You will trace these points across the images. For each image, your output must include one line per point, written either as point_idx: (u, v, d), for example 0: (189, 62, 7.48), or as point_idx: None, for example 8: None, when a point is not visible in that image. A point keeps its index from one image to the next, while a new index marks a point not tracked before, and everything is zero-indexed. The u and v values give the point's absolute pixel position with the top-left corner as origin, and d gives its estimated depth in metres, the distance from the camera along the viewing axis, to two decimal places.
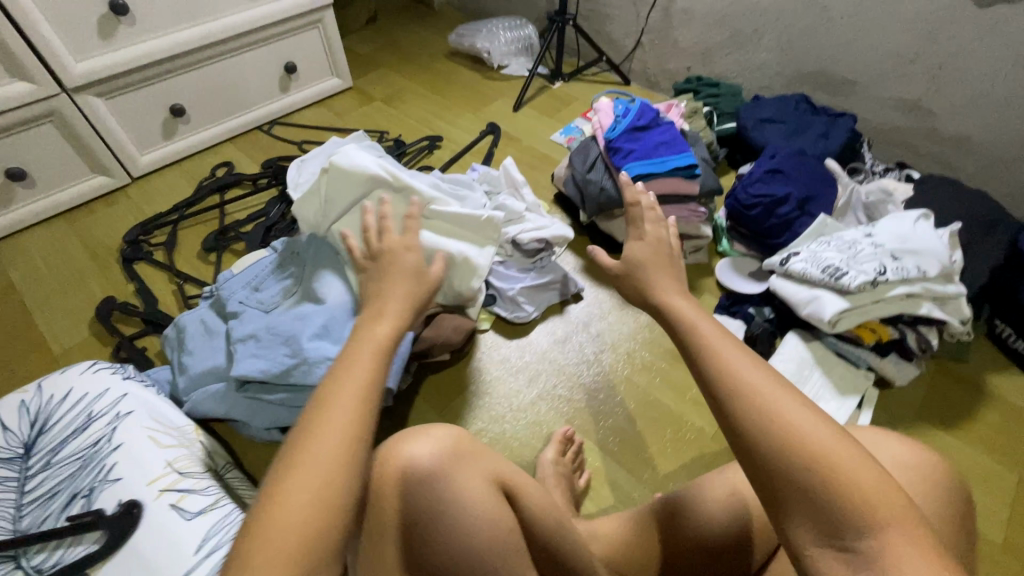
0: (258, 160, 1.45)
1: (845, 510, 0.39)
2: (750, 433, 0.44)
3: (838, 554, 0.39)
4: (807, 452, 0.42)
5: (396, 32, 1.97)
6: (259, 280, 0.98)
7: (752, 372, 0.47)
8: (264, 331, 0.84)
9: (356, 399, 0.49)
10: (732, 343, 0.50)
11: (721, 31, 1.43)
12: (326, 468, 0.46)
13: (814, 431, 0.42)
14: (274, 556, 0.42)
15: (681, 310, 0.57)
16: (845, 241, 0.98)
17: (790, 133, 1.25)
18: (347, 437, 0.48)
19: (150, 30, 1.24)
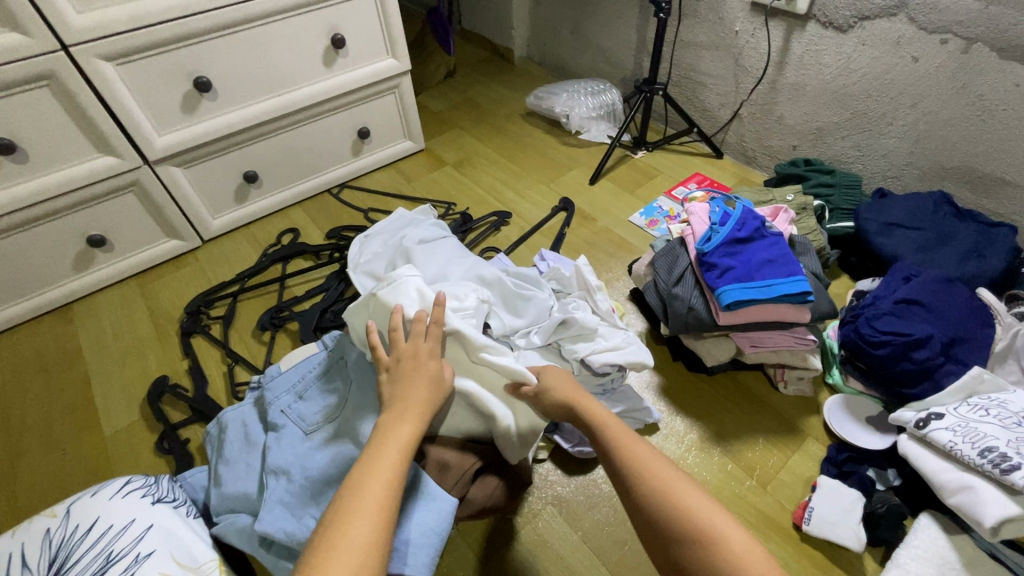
0: (323, 227, 1.43)
1: None
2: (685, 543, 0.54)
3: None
4: (723, 549, 0.52)
5: (473, 89, 1.92)
6: (304, 387, 0.92)
7: (682, 485, 0.58)
8: (297, 472, 0.81)
9: (379, 488, 0.55)
10: (665, 462, 0.61)
11: (838, 111, 1.24)
12: (358, 556, 0.49)
13: (740, 536, 0.53)
14: None
15: (614, 431, 0.66)
16: (1011, 412, 0.77)
17: (927, 245, 1.03)
18: (376, 524, 0.52)
19: (231, 103, 1.24)
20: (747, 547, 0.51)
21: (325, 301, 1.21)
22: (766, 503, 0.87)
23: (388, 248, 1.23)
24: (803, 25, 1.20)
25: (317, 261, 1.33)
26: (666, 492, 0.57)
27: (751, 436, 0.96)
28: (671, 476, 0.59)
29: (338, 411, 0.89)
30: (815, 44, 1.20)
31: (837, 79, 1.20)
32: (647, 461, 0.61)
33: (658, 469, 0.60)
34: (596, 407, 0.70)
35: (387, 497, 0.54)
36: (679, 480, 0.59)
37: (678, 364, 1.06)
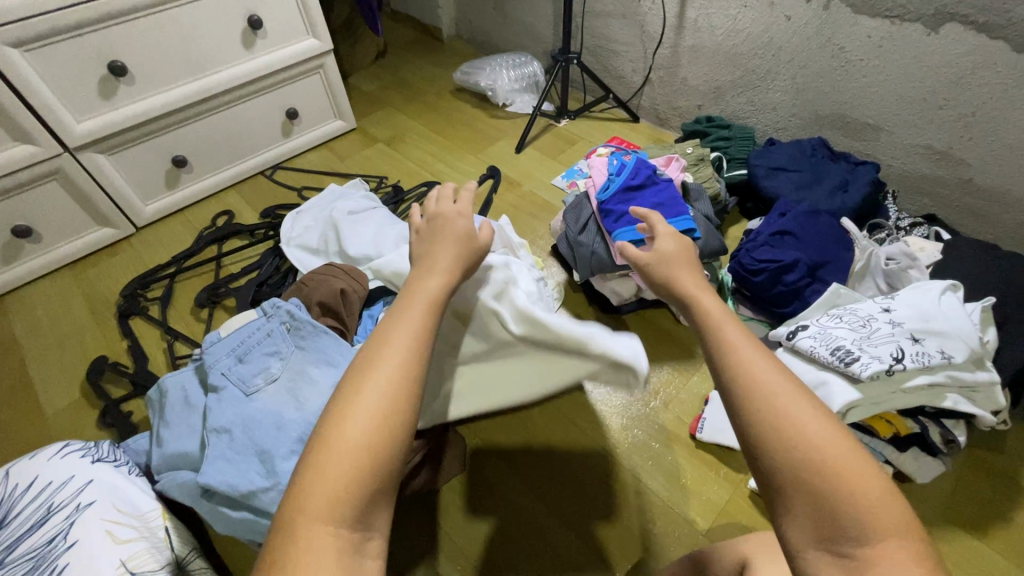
0: (258, 208, 1.46)
1: (839, 510, 0.43)
2: (760, 437, 0.48)
3: (832, 556, 0.43)
4: (793, 442, 0.46)
5: (404, 68, 1.96)
6: (245, 349, 0.92)
7: (771, 376, 0.50)
8: (239, 429, 0.82)
9: (411, 339, 0.57)
10: (758, 349, 0.53)
11: (731, 69, 1.35)
12: (390, 394, 0.53)
13: (823, 440, 0.46)
14: (337, 466, 0.49)
15: (712, 313, 0.59)
16: (859, 317, 0.90)
17: (805, 185, 1.16)
18: (405, 369, 0.55)
19: (151, 87, 1.26)
20: (837, 458, 0.45)
21: (261, 275, 1.25)
22: (667, 419, 0.99)
23: (320, 221, 1.29)
24: None
25: (253, 239, 1.37)
26: (769, 385, 0.50)
27: (656, 363, 1.07)
28: (776, 370, 0.51)
29: (279, 371, 0.90)
30: (706, 8, 1.30)
31: (727, 40, 1.31)
32: (740, 347, 0.53)
33: (749, 353, 0.53)
34: (693, 281, 0.65)
35: (416, 347, 0.57)
36: (785, 376, 0.51)
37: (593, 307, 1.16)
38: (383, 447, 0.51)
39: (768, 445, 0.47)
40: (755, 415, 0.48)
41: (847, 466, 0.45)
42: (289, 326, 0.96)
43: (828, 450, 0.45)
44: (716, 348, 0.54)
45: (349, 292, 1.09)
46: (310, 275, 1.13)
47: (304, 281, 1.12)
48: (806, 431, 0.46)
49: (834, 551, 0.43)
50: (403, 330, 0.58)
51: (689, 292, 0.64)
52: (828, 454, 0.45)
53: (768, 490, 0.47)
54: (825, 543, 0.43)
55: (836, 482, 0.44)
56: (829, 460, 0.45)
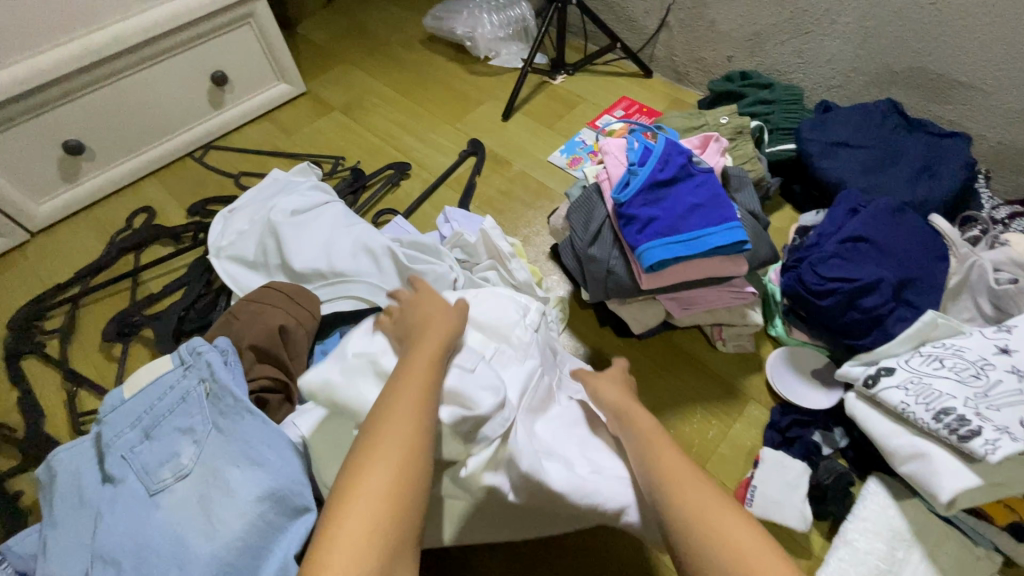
0: (184, 202, 1.17)
1: None
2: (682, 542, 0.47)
3: None
4: (711, 546, 0.46)
5: (363, 12, 1.61)
6: (153, 426, 0.69)
7: (684, 473, 0.52)
8: (130, 562, 0.59)
9: (417, 398, 0.52)
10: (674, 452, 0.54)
11: (777, 9, 1.05)
12: (404, 454, 0.48)
13: (738, 538, 0.46)
14: (350, 532, 0.43)
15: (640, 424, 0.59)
16: (969, 361, 0.67)
17: (876, 167, 0.90)
18: (417, 427, 0.50)
19: (15, 51, 0.95)
20: (742, 538, 0.46)
21: (186, 297, 0.99)
22: None
23: (257, 224, 1.01)
24: None
25: (178, 246, 1.10)
26: (679, 474, 0.52)
27: (688, 406, 0.84)
28: (680, 458, 0.54)
29: (193, 464, 0.67)
30: None
31: None
32: (659, 450, 0.55)
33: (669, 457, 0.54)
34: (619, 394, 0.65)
35: (429, 403, 0.53)
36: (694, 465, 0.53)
37: (606, 329, 0.93)
38: (410, 496, 0.46)
39: (680, 536, 0.47)
40: (670, 509, 0.49)
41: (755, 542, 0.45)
42: (207, 389, 0.72)
43: (738, 525, 0.47)
44: (643, 459, 0.54)
45: (293, 327, 0.84)
46: (241, 303, 0.88)
47: (234, 312, 0.86)
48: (716, 505, 0.48)
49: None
50: (413, 375, 0.54)
51: (619, 406, 0.63)
52: (732, 530, 0.46)
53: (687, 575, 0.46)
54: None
55: (739, 564, 0.44)
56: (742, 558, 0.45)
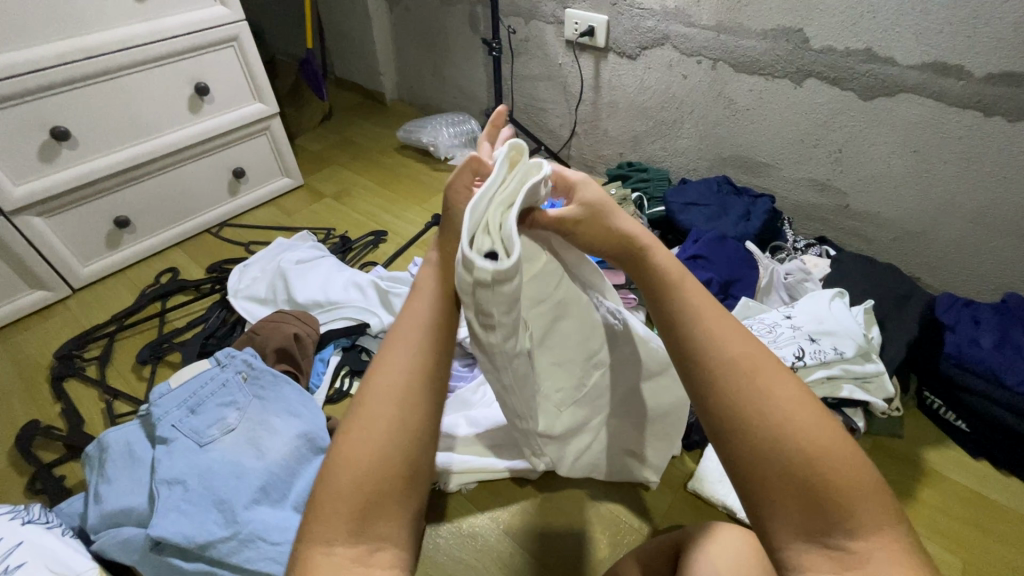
0: (203, 264, 1.47)
1: (824, 497, 0.41)
2: (744, 445, 0.44)
3: (826, 553, 0.41)
4: (785, 447, 0.43)
5: (350, 129, 2.07)
6: (198, 400, 0.90)
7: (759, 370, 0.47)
8: (195, 479, 0.81)
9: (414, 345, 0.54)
10: (737, 337, 0.49)
11: (644, 121, 1.53)
12: (391, 399, 0.51)
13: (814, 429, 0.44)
14: (344, 471, 0.47)
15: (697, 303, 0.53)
16: (766, 324, 1.02)
17: (714, 216, 1.31)
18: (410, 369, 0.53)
19: (95, 150, 1.29)
20: (824, 449, 0.43)
21: (207, 328, 1.25)
22: None
23: (268, 272, 1.32)
24: (605, 55, 1.50)
25: (198, 294, 1.37)
26: (736, 382, 0.47)
27: None
28: (733, 352, 0.48)
29: (237, 422, 0.91)
30: (617, 70, 1.50)
31: (637, 95, 1.50)
32: (721, 340, 0.49)
33: (723, 341, 0.49)
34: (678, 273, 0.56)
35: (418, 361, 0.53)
36: (748, 360, 0.47)
37: None
38: (388, 454, 0.48)
39: (747, 438, 0.44)
40: (718, 428, 0.46)
41: (838, 445, 0.43)
42: (244, 376, 0.96)
43: (815, 430, 0.43)
44: (696, 358, 0.49)
45: (303, 336, 1.12)
46: (259, 323, 1.14)
47: (255, 329, 1.13)
48: (782, 410, 0.44)
49: (829, 549, 0.41)
50: (398, 348, 0.54)
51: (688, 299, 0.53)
52: (814, 432, 0.43)
53: (742, 485, 0.45)
54: (808, 539, 0.42)
55: (824, 470, 0.42)
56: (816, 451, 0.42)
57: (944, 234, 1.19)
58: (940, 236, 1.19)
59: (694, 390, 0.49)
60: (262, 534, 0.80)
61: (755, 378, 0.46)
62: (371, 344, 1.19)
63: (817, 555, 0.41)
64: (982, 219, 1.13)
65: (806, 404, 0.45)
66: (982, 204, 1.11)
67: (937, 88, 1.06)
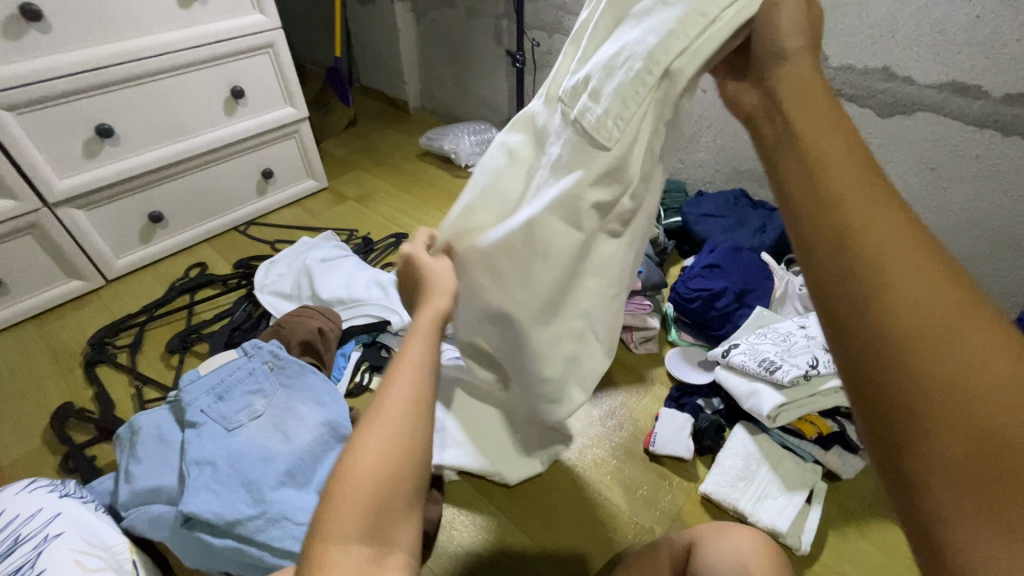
0: (231, 260, 1.52)
1: (998, 450, 0.31)
2: (896, 368, 0.35)
3: (989, 519, 0.30)
4: (956, 381, 0.33)
5: (373, 135, 2.13)
6: (226, 387, 0.94)
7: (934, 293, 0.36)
8: (223, 460, 0.85)
9: (418, 367, 0.56)
10: (919, 249, 0.38)
11: None
12: (399, 418, 0.52)
13: (998, 369, 0.33)
14: (356, 479, 0.48)
15: (859, 204, 0.41)
16: (781, 334, 1.06)
17: (730, 228, 1.34)
18: (417, 388, 0.54)
19: (134, 148, 1.35)
20: (1006, 391, 0.32)
21: (234, 320, 1.29)
22: (622, 437, 1.07)
23: (294, 268, 1.37)
24: None
25: (225, 288, 1.42)
26: (900, 298, 0.36)
27: (610, 389, 1.15)
28: (866, 231, 0.39)
29: (264, 408, 0.94)
30: None
31: None
32: (894, 247, 0.38)
33: (892, 251, 0.38)
34: (835, 164, 0.44)
35: (424, 384, 0.55)
36: (884, 244, 0.38)
37: None
38: (392, 466, 0.49)
39: (904, 361, 0.35)
40: (841, 331, 0.39)
41: (1007, 367, 0.32)
42: (271, 365, 1.00)
43: (971, 341, 0.34)
44: (848, 264, 0.39)
45: (327, 330, 1.15)
46: (285, 317, 1.18)
47: (280, 323, 1.16)
48: (925, 311, 0.35)
49: (996, 517, 0.30)
50: (407, 368, 0.55)
51: (843, 197, 0.42)
52: (968, 347, 0.34)
53: (883, 420, 0.35)
54: (968, 496, 0.31)
55: (1005, 417, 0.31)
56: (1002, 394, 0.32)
57: (961, 252, 1.20)
58: (957, 253, 1.20)
59: (840, 299, 0.39)
60: (287, 515, 0.83)
61: (884, 268, 0.37)
62: (391, 341, 1.22)
63: (976, 521, 0.30)
64: (999, 238, 1.14)
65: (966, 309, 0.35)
66: (998, 223, 1.12)
67: (954, 108, 1.08)
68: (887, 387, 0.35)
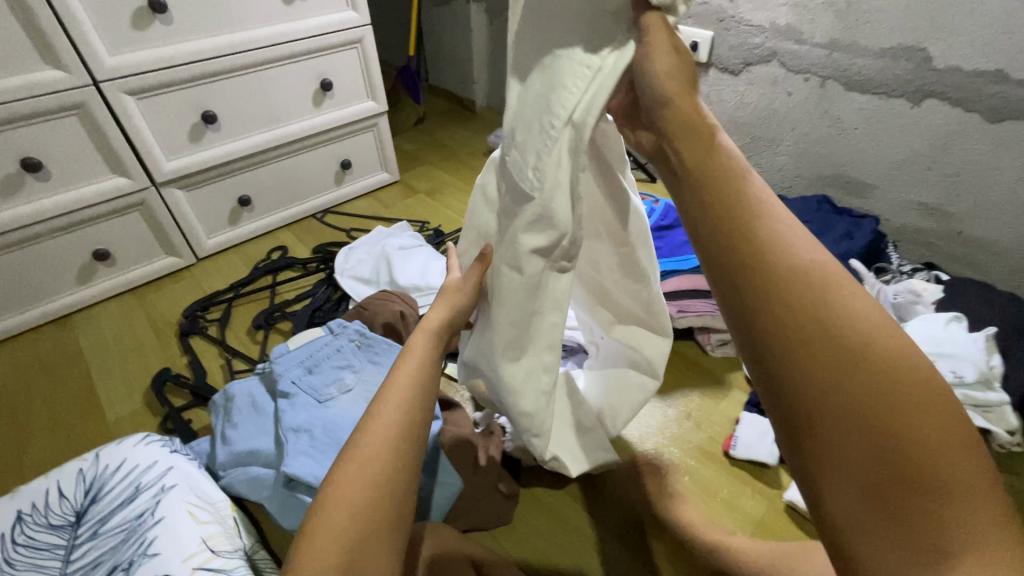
0: (309, 245, 1.58)
1: (897, 459, 0.37)
2: (809, 387, 0.40)
3: (887, 516, 0.37)
4: (861, 403, 0.39)
5: (441, 132, 2.18)
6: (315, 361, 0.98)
7: (836, 320, 0.41)
8: (320, 429, 0.88)
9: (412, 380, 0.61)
10: (817, 279, 0.43)
11: (741, 136, 1.54)
12: (396, 424, 0.56)
13: (893, 385, 0.39)
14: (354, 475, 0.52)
15: (771, 233, 0.46)
16: None
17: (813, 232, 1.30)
18: (413, 401, 0.59)
19: (231, 134, 1.43)
20: (901, 408, 0.38)
21: (315, 301, 1.34)
22: (700, 438, 1.05)
23: (373, 255, 1.42)
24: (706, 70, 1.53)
25: (305, 271, 1.48)
26: (806, 326, 0.41)
27: (686, 390, 1.13)
28: (782, 266, 0.43)
29: (354, 382, 0.98)
30: (717, 84, 1.53)
31: (736, 112, 1.52)
32: (797, 277, 0.43)
33: (796, 280, 0.43)
34: (744, 189, 0.48)
35: (419, 397, 0.59)
36: (800, 278, 0.43)
37: None
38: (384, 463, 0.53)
39: (813, 382, 0.40)
40: (769, 358, 0.42)
41: (907, 398, 0.38)
42: (358, 343, 1.04)
43: (889, 365, 0.39)
44: (757, 291, 0.43)
45: (408, 314, 1.18)
46: (368, 299, 1.22)
47: (364, 305, 1.21)
48: (849, 337, 0.40)
49: (897, 514, 0.37)
50: (403, 384, 0.60)
51: (760, 223, 0.46)
52: (873, 372, 0.39)
53: (796, 434, 0.41)
54: (872, 499, 0.38)
55: (898, 429, 0.37)
56: (897, 408, 0.38)
57: None
58: None
59: (752, 324, 0.43)
60: None
61: (788, 299, 0.42)
62: None
63: (875, 520, 0.38)
64: None
65: (879, 334, 0.41)
66: None
67: None
68: (800, 409, 0.40)
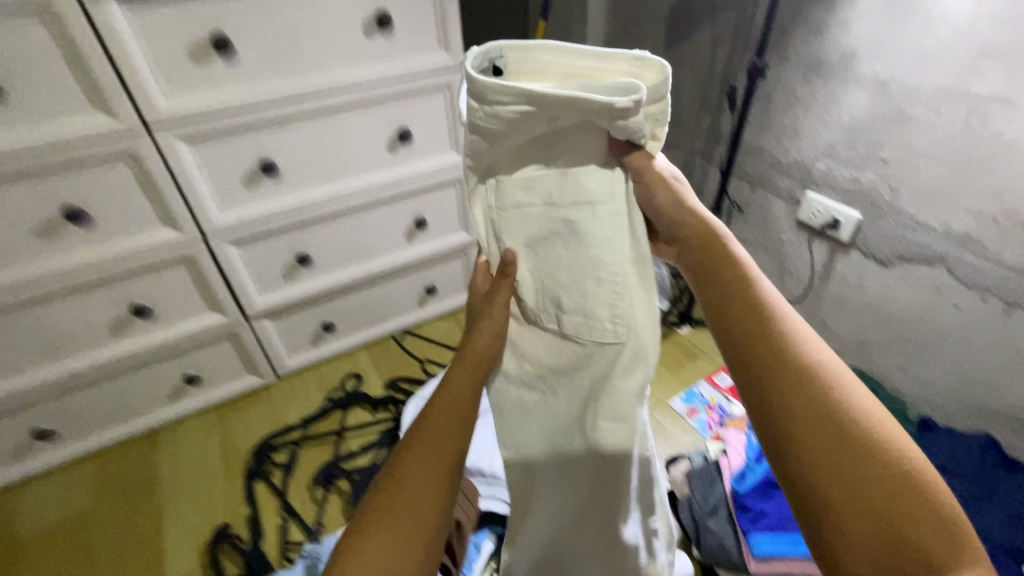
0: (383, 376, 1.55)
1: (895, 540, 0.46)
2: (815, 480, 0.49)
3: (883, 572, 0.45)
4: (860, 486, 0.48)
5: None
6: None
7: (825, 406, 0.51)
8: None
9: (422, 479, 0.54)
10: (820, 375, 0.53)
11: (883, 330, 1.30)
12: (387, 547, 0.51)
13: (880, 470, 0.48)
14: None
15: (785, 346, 0.55)
16: None
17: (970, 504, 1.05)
18: (416, 509, 0.53)
19: (322, 270, 1.41)
20: (889, 478, 0.48)
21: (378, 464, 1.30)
22: None
23: None
24: (846, 250, 1.30)
25: (375, 413, 1.44)
26: (809, 401, 0.52)
27: None
28: (796, 364, 0.54)
29: None
30: (858, 267, 1.29)
31: (881, 304, 1.28)
32: (805, 371, 0.53)
33: (806, 388, 0.52)
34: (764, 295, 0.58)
35: (423, 507, 0.53)
36: (812, 374, 0.53)
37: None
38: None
39: (820, 468, 0.49)
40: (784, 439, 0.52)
41: (892, 485, 0.47)
42: None
43: (892, 444, 0.49)
44: (774, 383, 0.54)
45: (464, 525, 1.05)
46: None
47: None
48: (849, 420, 0.51)
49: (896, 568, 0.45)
50: (399, 492, 0.53)
51: (771, 337, 0.56)
52: (868, 467, 0.48)
53: (809, 512, 0.50)
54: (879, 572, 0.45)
55: (885, 509, 0.47)
56: (890, 487, 0.47)
57: None
58: None
59: (767, 415, 0.53)
60: None
61: (795, 387, 0.52)
62: None
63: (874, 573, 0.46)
64: None
65: (880, 427, 0.50)
66: None
67: None
68: (812, 483, 0.50)
